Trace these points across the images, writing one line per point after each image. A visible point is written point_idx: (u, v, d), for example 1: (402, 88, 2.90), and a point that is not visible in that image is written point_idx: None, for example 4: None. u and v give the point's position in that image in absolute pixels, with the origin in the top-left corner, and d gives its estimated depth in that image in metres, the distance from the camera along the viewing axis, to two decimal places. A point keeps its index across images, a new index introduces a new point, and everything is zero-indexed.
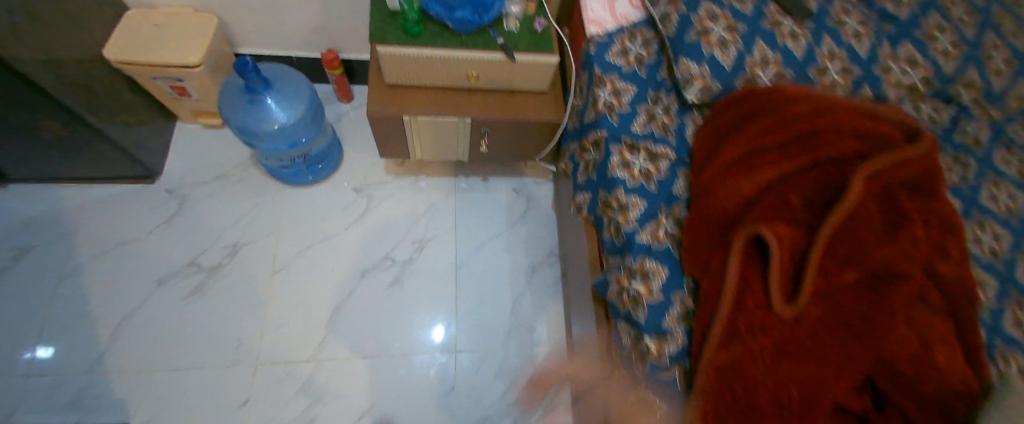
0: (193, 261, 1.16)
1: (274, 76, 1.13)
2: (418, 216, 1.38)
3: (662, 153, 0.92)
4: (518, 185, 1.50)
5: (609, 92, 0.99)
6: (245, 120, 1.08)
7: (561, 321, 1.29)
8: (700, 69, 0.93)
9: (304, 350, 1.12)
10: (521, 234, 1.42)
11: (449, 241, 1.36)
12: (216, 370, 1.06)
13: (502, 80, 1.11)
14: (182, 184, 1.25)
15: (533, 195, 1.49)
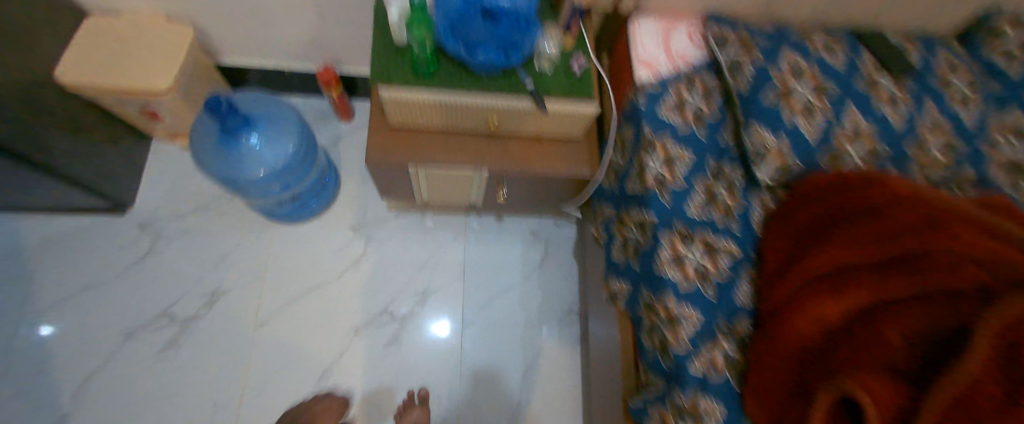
0: (165, 310, 1.04)
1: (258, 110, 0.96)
2: (421, 262, 1.23)
3: (724, 248, 0.73)
4: (536, 227, 1.34)
5: (661, 161, 0.78)
6: (222, 165, 0.91)
7: (576, 392, 1.16)
8: (778, 143, 0.74)
9: None
10: (535, 287, 1.26)
11: (456, 292, 1.22)
12: None
13: (528, 127, 0.91)
14: (156, 218, 1.12)
15: (551, 239, 1.33)
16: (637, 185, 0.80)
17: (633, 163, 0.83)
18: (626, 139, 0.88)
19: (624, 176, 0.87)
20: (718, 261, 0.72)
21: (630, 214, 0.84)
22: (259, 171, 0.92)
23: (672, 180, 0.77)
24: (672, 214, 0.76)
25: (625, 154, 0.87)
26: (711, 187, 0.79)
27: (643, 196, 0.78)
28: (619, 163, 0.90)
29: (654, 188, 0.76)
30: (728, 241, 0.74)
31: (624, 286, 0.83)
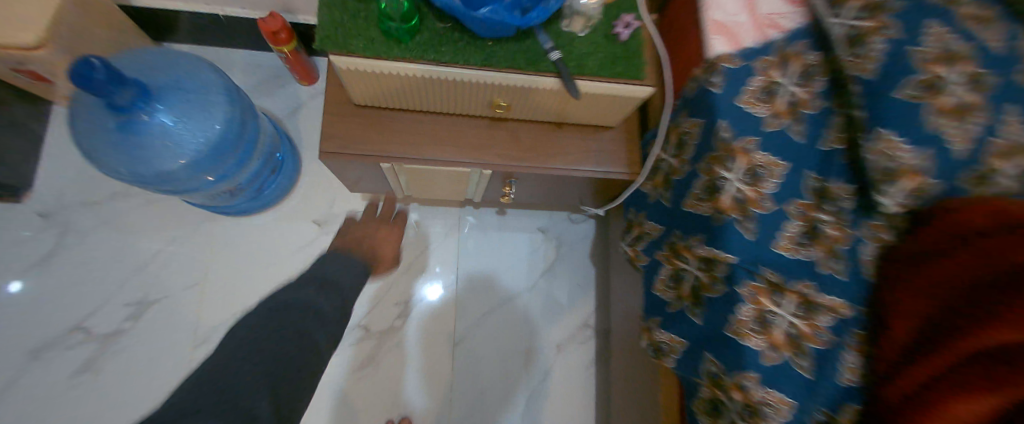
0: (78, 325, 0.85)
1: (162, 73, 0.67)
2: (404, 268, 1.03)
3: (829, 306, 0.52)
4: (545, 224, 1.11)
5: (743, 175, 0.55)
6: (126, 158, 0.65)
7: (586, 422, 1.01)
8: (915, 160, 0.47)
9: None
10: (542, 298, 1.07)
11: (446, 305, 1.03)
12: None
13: (548, 111, 0.66)
14: (62, 206, 0.90)
15: (563, 240, 1.11)
16: (708, 209, 0.57)
17: (699, 172, 0.60)
18: (686, 135, 0.64)
19: (681, 187, 0.64)
20: (820, 323, 0.51)
21: (691, 243, 0.60)
22: (179, 161, 0.67)
23: (759, 205, 0.53)
24: (754, 253, 0.53)
25: (686, 157, 0.63)
26: (812, 213, 0.55)
27: (713, 225, 0.56)
28: (674, 168, 0.66)
29: (733, 215, 0.54)
30: (834, 295, 0.52)
31: (676, 340, 0.62)
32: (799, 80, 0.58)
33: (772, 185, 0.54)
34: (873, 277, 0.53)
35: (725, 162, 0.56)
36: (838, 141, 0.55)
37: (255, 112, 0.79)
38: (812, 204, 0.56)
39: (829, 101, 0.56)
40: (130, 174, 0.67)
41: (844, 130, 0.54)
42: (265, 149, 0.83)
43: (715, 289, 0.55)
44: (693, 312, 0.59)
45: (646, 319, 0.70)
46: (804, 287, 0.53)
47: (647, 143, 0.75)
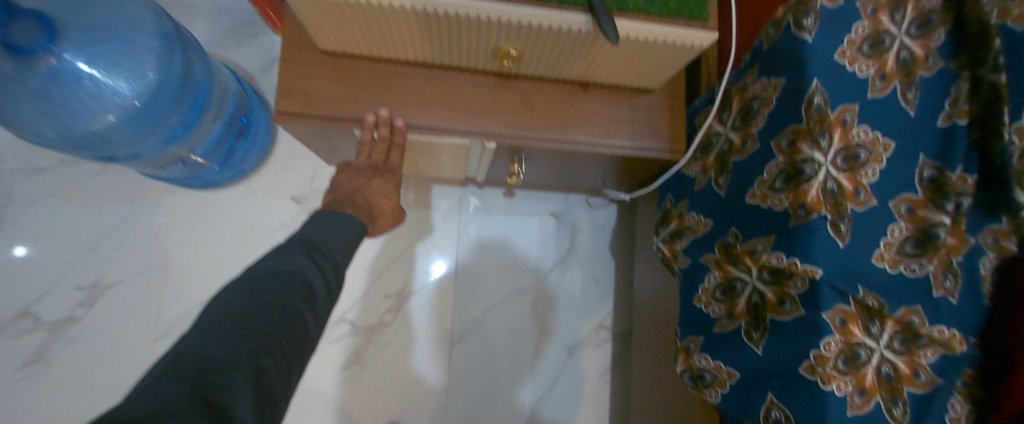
0: (26, 310, 0.78)
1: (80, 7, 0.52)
2: (399, 255, 0.92)
3: (938, 339, 0.39)
4: (559, 209, 0.97)
5: (837, 157, 0.40)
6: (36, 114, 0.51)
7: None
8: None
9: None
10: (552, 291, 0.95)
11: (447, 297, 0.93)
12: None
13: (575, 66, 0.50)
14: (3, 174, 0.79)
15: (579, 228, 0.97)
16: (783, 201, 0.42)
17: (774, 149, 0.44)
18: (755, 101, 0.48)
19: (741, 168, 0.50)
20: (922, 360, 0.39)
21: (754, 247, 0.46)
22: (110, 117, 0.55)
23: (855, 198, 0.40)
24: (847, 268, 0.39)
25: (753, 131, 0.48)
26: (921, 212, 0.40)
27: (790, 225, 0.41)
28: (734, 146, 0.52)
29: (824, 212, 0.39)
30: (945, 325, 0.38)
31: (723, 370, 0.49)
32: (913, 28, 0.40)
33: (873, 172, 0.40)
34: (991, 302, 0.38)
35: (814, 137, 0.40)
36: (964, 116, 0.38)
37: (207, 60, 0.64)
38: (920, 198, 0.40)
39: (951, 60, 0.39)
40: (55, 136, 0.54)
41: (973, 101, 0.38)
42: (228, 105, 0.69)
43: (787, 312, 0.42)
44: (753, 339, 0.46)
45: (683, 338, 0.58)
46: (908, 315, 0.40)
47: (696, 114, 0.61)
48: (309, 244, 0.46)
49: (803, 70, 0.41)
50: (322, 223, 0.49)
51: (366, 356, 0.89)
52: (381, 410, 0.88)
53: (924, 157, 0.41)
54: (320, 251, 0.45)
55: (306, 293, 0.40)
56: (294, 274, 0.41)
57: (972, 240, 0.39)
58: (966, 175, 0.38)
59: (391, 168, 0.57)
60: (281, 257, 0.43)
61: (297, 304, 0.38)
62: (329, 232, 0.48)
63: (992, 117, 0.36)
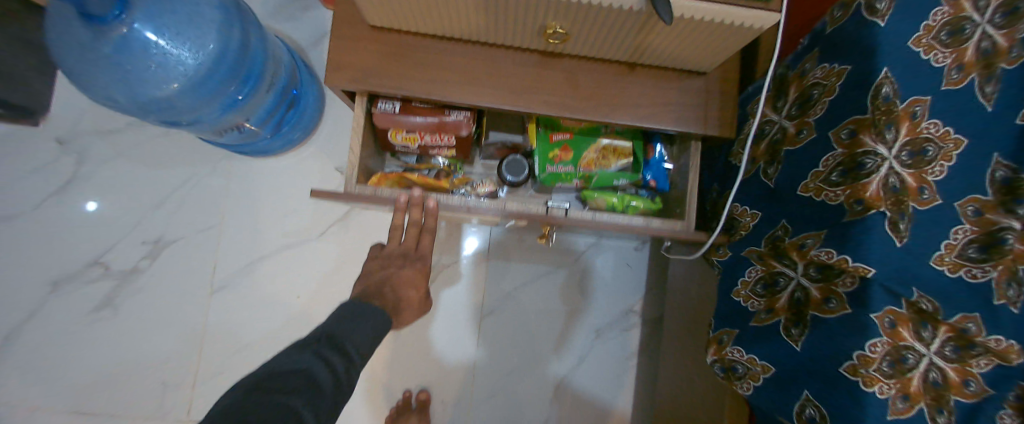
0: (97, 259, 0.86)
1: None
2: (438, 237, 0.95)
3: (993, 348, 0.32)
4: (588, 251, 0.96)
5: (901, 152, 0.37)
6: (111, 79, 0.56)
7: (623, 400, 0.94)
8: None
9: None
10: (581, 279, 0.95)
11: (478, 281, 0.95)
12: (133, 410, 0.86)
13: (626, 45, 0.49)
14: (78, 132, 0.86)
15: (608, 268, 0.96)
16: (839, 195, 0.41)
17: (834, 141, 0.43)
18: (816, 89, 0.46)
19: (796, 160, 0.47)
20: (974, 370, 0.33)
21: (804, 242, 0.44)
22: (174, 85, 0.58)
23: (916, 197, 0.35)
24: (907, 268, 0.36)
25: (810, 120, 0.46)
26: (990, 215, 0.31)
27: (845, 220, 0.40)
28: (788, 135, 0.50)
29: (884, 209, 0.37)
30: (1002, 334, 0.31)
31: (757, 363, 0.49)
32: (997, 15, 0.31)
33: (939, 171, 0.34)
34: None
35: (879, 129, 0.38)
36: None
37: (259, 27, 0.65)
38: (990, 198, 0.31)
39: None
40: (126, 100, 0.58)
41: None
42: (279, 77, 0.72)
43: (833, 310, 0.41)
44: (792, 335, 0.45)
45: (716, 329, 0.57)
46: (963, 321, 0.33)
47: (747, 101, 0.60)
48: (328, 334, 0.44)
49: (873, 56, 0.40)
50: (345, 316, 0.47)
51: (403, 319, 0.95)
52: (409, 381, 0.94)
53: (998, 155, 0.31)
54: (338, 342, 0.43)
55: (309, 390, 0.36)
56: (300, 371, 0.38)
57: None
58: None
59: (421, 255, 0.59)
60: (295, 351, 0.41)
61: (292, 400, 0.34)
62: (351, 323, 0.46)
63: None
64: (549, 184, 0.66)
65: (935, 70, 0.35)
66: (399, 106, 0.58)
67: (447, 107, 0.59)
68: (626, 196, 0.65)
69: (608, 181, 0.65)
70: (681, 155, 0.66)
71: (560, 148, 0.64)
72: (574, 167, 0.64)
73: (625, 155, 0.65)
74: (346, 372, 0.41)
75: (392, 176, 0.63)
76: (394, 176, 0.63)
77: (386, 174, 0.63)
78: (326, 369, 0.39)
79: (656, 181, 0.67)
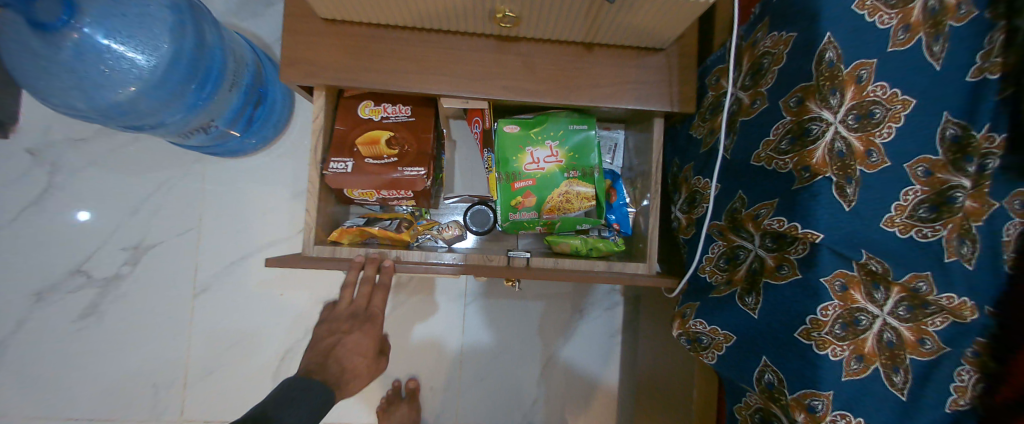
0: (78, 268, 0.86)
1: None
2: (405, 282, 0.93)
3: (948, 306, 0.36)
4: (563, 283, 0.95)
5: (848, 116, 0.38)
6: (66, 86, 0.56)
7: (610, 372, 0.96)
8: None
9: (234, 406, 0.89)
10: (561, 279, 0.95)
11: (455, 312, 0.94)
12: (127, 414, 0.87)
13: (580, 25, 0.49)
14: (51, 143, 0.85)
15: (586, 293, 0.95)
16: (787, 163, 0.41)
17: (788, 109, 0.42)
18: (766, 58, 0.46)
19: (749, 129, 0.48)
20: (929, 328, 0.37)
21: (758, 212, 0.44)
22: (131, 89, 0.57)
23: (865, 160, 0.37)
24: (857, 230, 0.37)
25: (762, 90, 0.46)
26: (941, 174, 0.35)
27: (794, 189, 0.40)
28: (743, 107, 0.50)
29: (829, 175, 0.37)
30: (955, 293, 0.36)
31: (719, 333, 0.49)
32: None
33: (888, 132, 0.36)
34: (1011, 270, 0.35)
35: (822, 95, 0.38)
36: (997, 70, 0.33)
37: (212, 23, 0.64)
38: (940, 159, 0.35)
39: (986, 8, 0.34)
40: (90, 108, 0.58)
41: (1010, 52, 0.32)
42: (244, 75, 0.71)
43: (784, 276, 0.41)
44: (747, 304, 0.45)
45: (681, 304, 0.56)
46: (914, 281, 0.37)
47: (710, 70, 0.59)
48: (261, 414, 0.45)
49: (816, 21, 0.39)
50: (286, 394, 0.47)
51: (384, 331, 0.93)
52: (398, 371, 0.94)
53: (947, 114, 0.35)
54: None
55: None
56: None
57: (998, 203, 0.35)
58: (994, 134, 0.34)
59: (373, 315, 0.57)
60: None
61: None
62: (294, 400, 0.47)
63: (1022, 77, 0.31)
64: (511, 232, 0.69)
65: (883, 31, 0.37)
66: (352, 166, 0.55)
67: (400, 164, 0.56)
68: (589, 239, 0.65)
69: (570, 225, 0.67)
70: (641, 198, 0.67)
71: (523, 195, 0.64)
72: (537, 213, 0.66)
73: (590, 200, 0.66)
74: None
75: (353, 231, 0.60)
76: (355, 230, 0.60)
77: (347, 229, 0.60)
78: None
79: (620, 224, 0.69)
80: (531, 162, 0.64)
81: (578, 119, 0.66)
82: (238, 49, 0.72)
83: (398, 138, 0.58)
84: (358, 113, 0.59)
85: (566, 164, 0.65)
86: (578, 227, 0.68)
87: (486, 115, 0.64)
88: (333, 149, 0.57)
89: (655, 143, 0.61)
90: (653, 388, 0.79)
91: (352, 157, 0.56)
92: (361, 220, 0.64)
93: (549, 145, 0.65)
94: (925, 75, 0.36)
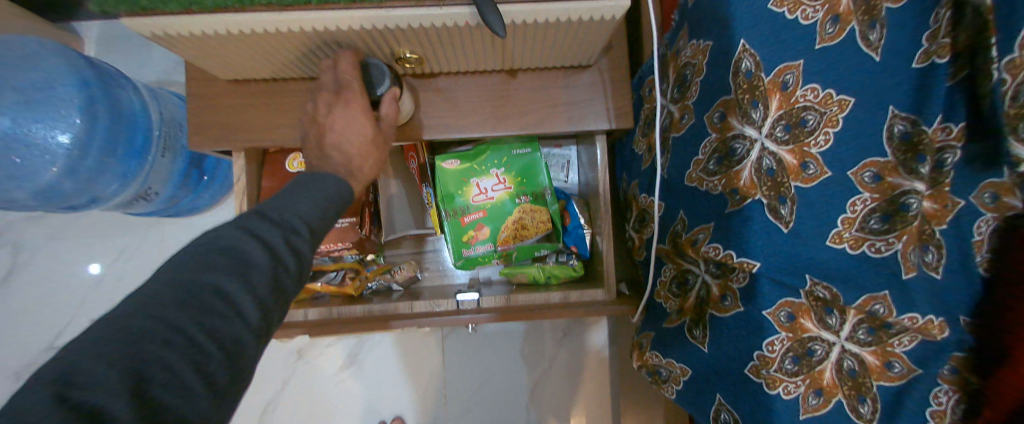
0: (53, 344, 0.85)
1: None
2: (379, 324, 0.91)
3: (912, 326, 0.30)
4: None
5: (776, 128, 0.34)
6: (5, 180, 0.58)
7: (602, 394, 0.92)
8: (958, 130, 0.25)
9: None
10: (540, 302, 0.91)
11: (434, 347, 0.92)
12: None
13: (501, 55, 0.45)
14: (7, 224, 0.83)
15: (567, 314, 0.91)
16: (717, 185, 0.39)
17: (715, 126, 0.40)
18: (688, 69, 0.44)
19: (686, 147, 0.44)
20: (896, 350, 0.31)
21: (697, 237, 0.42)
22: (55, 168, 0.59)
23: (800, 174, 0.33)
24: (792, 253, 0.34)
25: (689, 103, 0.44)
26: (891, 178, 0.29)
27: (726, 212, 0.39)
28: (674, 121, 0.47)
29: (760, 196, 0.35)
30: (917, 312, 0.29)
31: (676, 366, 0.45)
32: None
33: (824, 140, 0.31)
34: (987, 273, 0.26)
35: (743, 110, 0.36)
36: (946, 52, 0.25)
37: (120, 90, 0.64)
38: (889, 160, 0.28)
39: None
40: (28, 195, 0.61)
41: (958, 30, 0.23)
42: (180, 137, 0.69)
43: (727, 308, 0.40)
44: (696, 337, 0.43)
45: (639, 333, 0.54)
46: (870, 303, 0.32)
47: (644, 80, 0.55)
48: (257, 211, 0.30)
49: (731, 34, 0.36)
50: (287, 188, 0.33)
51: (364, 371, 0.91)
52: (383, 411, 0.92)
53: (892, 108, 0.28)
54: (272, 216, 0.30)
55: (236, 268, 0.25)
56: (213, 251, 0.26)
57: (963, 201, 0.26)
58: (950, 124, 0.26)
59: None
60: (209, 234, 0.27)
61: (218, 277, 0.24)
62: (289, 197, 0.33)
63: (976, 56, 0.23)
64: (469, 269, 0.64)
65: (807, 28, 0.31)
66: None
67: None
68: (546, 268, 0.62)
69: (528, 253, 0.63)
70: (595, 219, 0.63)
71: (475, 228, 0.61)
72: (493, 246, 0.62)
73: (540, 228, 0.62)
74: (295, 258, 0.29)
75: (297, 289, 0.58)
76: (299, 288, 0.58)
77: None
78: (278, 252, 0.28)
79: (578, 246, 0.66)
80: (478, 193, 0.61)
81: (521, 142, 0.62)
82: (169, 109, 0.71)
83: None
84: (287, 167, 0.58)
85: (516, 189, 0.62)
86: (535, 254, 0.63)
87: (420, 150, 0.60)
88: None
89: (602, 161, 0.57)
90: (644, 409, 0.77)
91: None
92: (307, 275, 0.62)
93: (494, 173, 0.61)
94: (854, 77, 0.29)
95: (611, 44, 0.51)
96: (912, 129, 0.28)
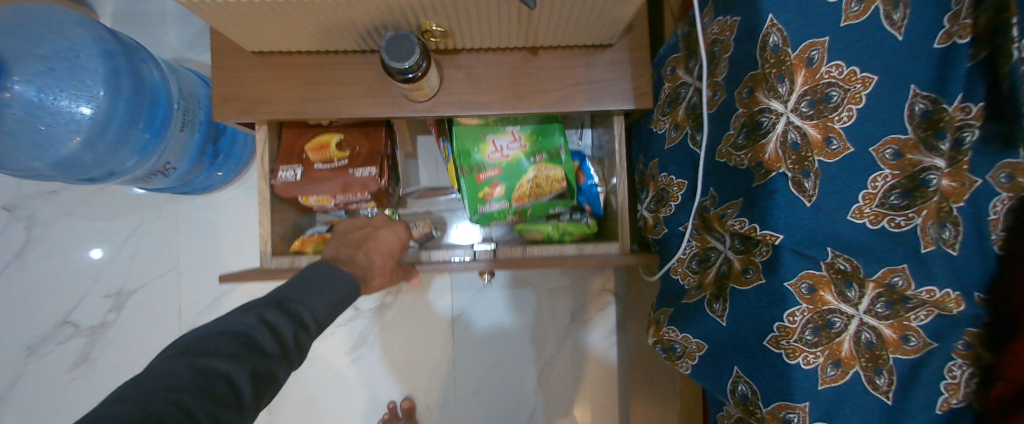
0: (65, 318, 0.85)
1: (16, 40, 0.56)
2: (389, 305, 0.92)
3: (929, 300, 0.31)
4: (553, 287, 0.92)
5: (801, 103, 0.34)
6: (27, 151, 0.58)
7: (610, 378, 0.93)
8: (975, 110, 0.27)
9: None
10: (549, 285, 0.92)
11: (443, 329, 0.92)
12: None
13: (525, 31, 0.46)
14: (22, 197, 0.84)
15: (577, 297, 0.92)
16: (743, 160, 0.40)
17: (743, 102, 0.40)
18: (715, 47, 0.44)
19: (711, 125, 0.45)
20: (912, 323, 0.32)
21: (724, 212, 0.43)
22: (77, 138, 0.59)
23: (824, 149, 0.33)
24: (823, 229, 0.34)
25: (718, 80, 0.44)
26: (911, 155, 0.30)
27: (754, 185, 0.38)
28: (699, 99, 0.48)
29: (784, 170, 0.35)
30: (936, 286, 0.31)
31: (693, 342, 0.46)
32: None
33: (848, 116, 0.32)
34: (1003, 251, 0.29)
35: (770, 84, 0.36)
36: (966, 33, 0.27)
37: (141, 63, 0.65)
38: (910, 137, 0.30)
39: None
40: (47, 165, 0.61)
41: (979, 9, 0.26)
42: (198, 112, 0.70)
43: (749, 281, 0.40)
44: (715, 310, 0.44)
45: (656, 310, 0.54)
46: (890, 275, 0.33)
47: (666, 60, 0.56)
48: (279, 301, 0.38)
49: (755, 12, 0.37)
50: (300, 284, 0.40)
51: (375, 351, 0.92)
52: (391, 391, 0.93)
53: (914, 87, 0.30)
54: (289, 310, 0.37)
55: None
56: (235, 335, 0.32)
57: (980, 179, 0.28)
58: (969, 104, 0.28)
59: None
60: (238, 315, 0.35)
61: None
62: (306, 291, 0.40)
63: (997, 33, 0.25)
64: (484, 225, 0.65)
65: (832, 6, 0.32)
66: (301, 174, 0.55)
67: (350, 165, 0.56)
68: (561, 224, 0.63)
69: (542, 210, 0.64)
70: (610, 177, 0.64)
71: (490, 186, 0.61)
72: (507, 202, 0.62)
73: (557, 184, 0.63)
74: (297, 345, 0.36)
75: (316, 238, 0.58)
76: (318, 237, 0.59)
77: (308, 237, 0.58)
78: None
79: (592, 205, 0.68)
80: (494, 151, 0.61)
81: None
82: (190, 85, 0.72)
83: (348, 140, 0.57)
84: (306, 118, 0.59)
85: (530, 147, 0.62)
86: (550, 212, 0.65)
87: None
88: (281, 157, 0.56)
89: (621, 146, 0.58)
90: (650, 391, 0.79)
91: (300, 164, 0.56)
92: (324, 228, 0.64)
93: (510, 131, 0.63)
94: (881, 50, 0.30)
95: (633, 24, 0.51)
96: (933, 111, 0.29)
